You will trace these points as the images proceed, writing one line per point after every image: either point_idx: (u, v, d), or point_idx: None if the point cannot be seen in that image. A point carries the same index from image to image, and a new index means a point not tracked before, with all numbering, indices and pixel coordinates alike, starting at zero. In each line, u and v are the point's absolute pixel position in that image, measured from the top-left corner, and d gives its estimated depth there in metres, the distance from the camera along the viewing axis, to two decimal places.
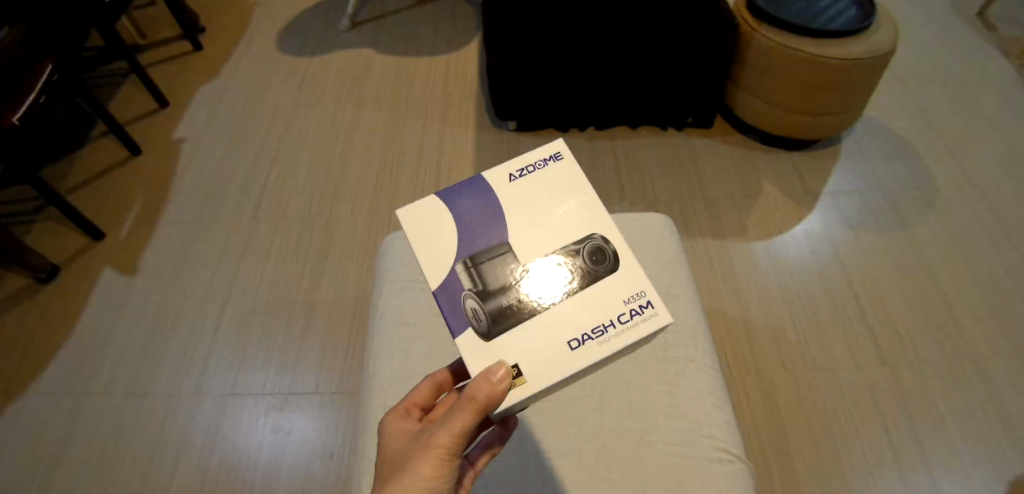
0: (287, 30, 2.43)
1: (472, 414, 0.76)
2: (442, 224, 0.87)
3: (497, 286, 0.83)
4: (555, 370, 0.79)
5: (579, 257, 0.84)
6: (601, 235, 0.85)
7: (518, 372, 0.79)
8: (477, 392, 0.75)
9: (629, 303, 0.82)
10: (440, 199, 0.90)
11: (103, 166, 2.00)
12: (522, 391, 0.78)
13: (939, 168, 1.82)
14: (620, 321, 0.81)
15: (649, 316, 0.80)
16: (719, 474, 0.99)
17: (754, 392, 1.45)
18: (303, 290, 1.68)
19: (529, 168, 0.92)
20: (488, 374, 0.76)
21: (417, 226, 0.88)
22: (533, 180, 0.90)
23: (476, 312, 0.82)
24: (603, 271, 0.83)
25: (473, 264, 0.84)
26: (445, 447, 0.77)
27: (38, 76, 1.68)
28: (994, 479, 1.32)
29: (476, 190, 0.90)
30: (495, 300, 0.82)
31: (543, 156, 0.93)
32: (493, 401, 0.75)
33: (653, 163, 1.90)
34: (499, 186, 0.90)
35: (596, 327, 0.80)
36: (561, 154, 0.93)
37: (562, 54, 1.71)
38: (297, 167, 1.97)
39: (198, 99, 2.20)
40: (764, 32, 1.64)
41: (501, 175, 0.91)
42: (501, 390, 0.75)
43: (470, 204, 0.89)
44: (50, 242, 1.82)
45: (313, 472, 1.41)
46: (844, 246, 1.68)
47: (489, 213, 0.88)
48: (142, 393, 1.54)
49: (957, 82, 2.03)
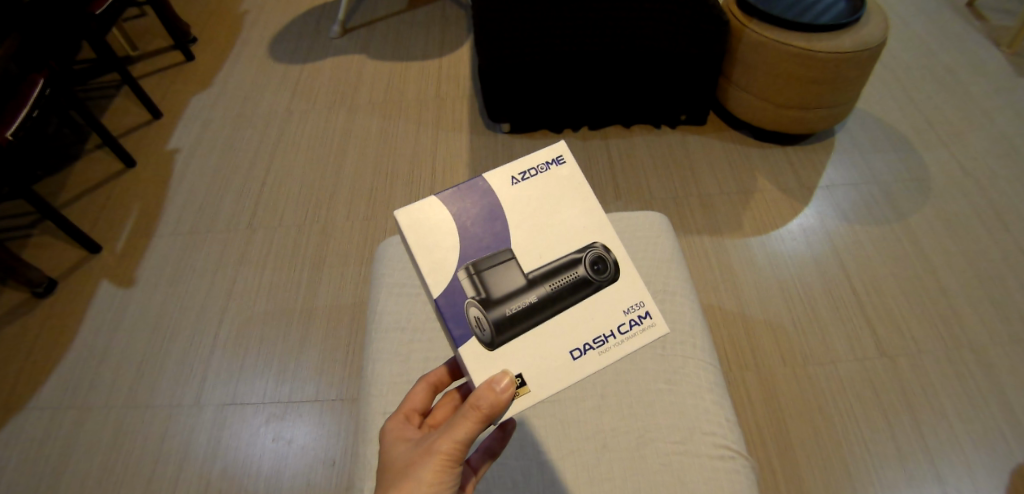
0: (278, 37, 2.43)
1: (475, 423, 0.77)
2: (444, 228, 0.86)
3: (500, 294, 0.83)
4: (558, 380, 0.81)
5: (581, 265, 0.85)
6: (603, 244, 0.86)
7: (522, 382, 0.81)
8: (481, 401, 0.77)
9: (628, 313, 0.84)
10: (440, 200, 0.88)
11: (97, 179, 2.00)
12: (524, 400, 0.80)
13: (933, 159, 1.82)
14: (619, 331, 0.83)
15: (647, 326, 0.83)
16: (721, 471, 1.00)
17: (754, 387, 1.46)
18: (302, 297, 1.68)
19: (531, 171, 0.90)
20: (492, 383, 0.77)
21: (418, 231, 0.86)
22: (536, 184, 0.89)
23: (480, 322, 0.82)
24: (604, 280, 0.85)
25: (476, 271, 0.84)
26: (446, 454, 0.77)
27: (30, 90, 1.68)
28: (994, 466, 1.33)
29: (479, 195, 0.88)
30: (498, 309, 0.83)
31: (546, 159, 0.92)
32: (495, 410, 0.77)
33: (648, 161, 1.90)
34: (501, 188, 0.89)
35: (596, 337, 0.83)
36: (563, 157, 0.92)
37: (552, 56, 1.72)
38: (291, 174, 1.97)
39: (190, 110, 2.20)
40: (755, 28, 1.65)
41: (503, 177, 0.90)
42: (504, 399, 0.77)
43: (473, 209, 0.87)
44: (46, 257, 1.82)
45: (315, 479, 1.41)
46: (840, 239, 1.68)
47: (490, 217, 0.87)
48: (143, 404, 1.54)
49: (948, 72, 2.04)
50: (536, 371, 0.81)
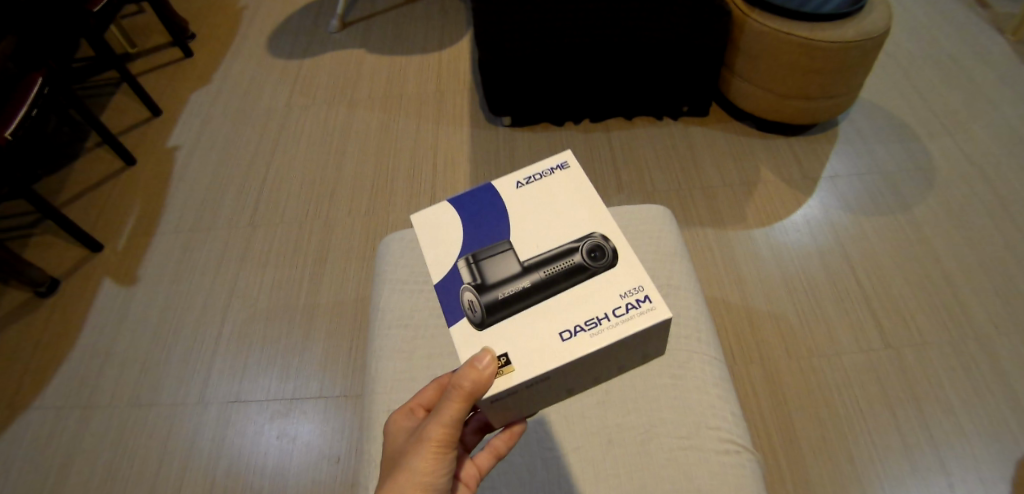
0: (276, 32, 2.41)
1: (461, 402, 0.77)
2: (450, 227, 0.89)
3: (495, 280, 0.83)
4: (545, 361, 0.78)
5: (578, 253, 0.84)
6: (602, 234, 0.85)
7: (506, 361, 0.78)
8: (463, 380, 0.76)
9: (625, 297, 0.81)
10: (450, 205, 0.92)
11: (98, 177, 1.99)
12: (508, 380, 0.78)
13: (937, 148, 1.81)
14: (614, 314, 0.80)
15: (645, 310, 0.80)
16: (727, 465, 0.99)
17: (759, 380, 1.45)
18: (304, 294, 1.68)
19: (536, 176, 0.93)
20: (474, 361, 0.76)
21: (426, 232, 0.90)
22: (539, 187, 0.91)
23: (472, 305, 0.82)
24: (600, 267, 0.83)
25: (474, 260, 0.86)
26: (437, 440, 0.78)
27: (28, 89, 1.67)
28: (1001, 458, 1.32)
29: (485, 197, 0.91)
30: (491, 293, 0.82)
31: (551, 165, 0.94)
32: (479, 388, 0.76)
33: (650, 154, 1.89)
34: (505, 192, 0.91)
35: (589, 318, 0.80)
36: (567, 163, 0.94)
37: (553, 48, 1.70)
38: (292, 170, 1.96)
39: (190, 107, 2.19)
40: (756, 18, 1.63)
41: (509, 182, 0.93)
42: (486, 376, 0.76)
43: (478, 209, 0.90)
44: (48, 256, 1.81)
45: (320, 475, 1.41)
46: (844, 230, 1.67)
47: (495, 216, 0.89)
48: (148, 403, 1.54)
49: (952, 60, 2.02)
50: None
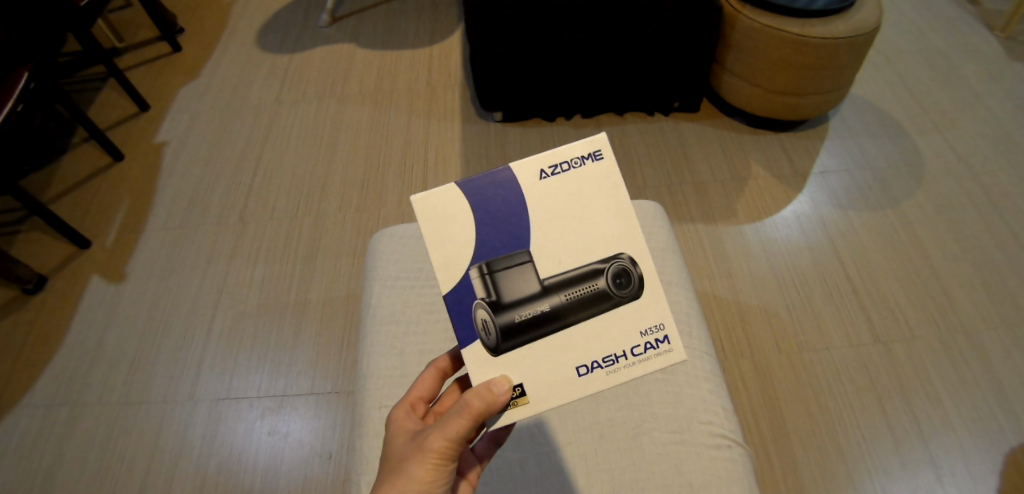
0: (266, 27, 2.39)
1: (468, 420, 0.78)
2: (460, 221, 0.84)
3: (511, 300, 0.83)
4: (559, 396, 0.82)
5: (603, 277, 0.84)
6: (629, 257, 0.85)
7: (521, 392, 0.82)
8: (476, 399, 0.78)
9: (646, 335, 0.84)
10: (461, 191, 0.85)
11: (85, 173, 1.97)
12: (522, 410, 0.82)
13: (927, 145, 1.82)
14: (632, 353, 0.84)
15: (662, 351, 0.84)
16: (719, 459, 1.00)
17: (749, 374, 1.46)
18: (294, 290, 1.67)
19: (564, 165, 0.86)
20: (490, 385, 0.79)
21: (437, 223, 0.84)
22: (567, 182, 0.86)
23: (487, 326, 0.82)
24: (625, 296, 0.84)
25: (489, 271, 0.83)
26: (439, 452, 0.79)
27: (14, 84, 1.64)
28: (988, 451, 1.34)
29: (505, 188, 0.85)
30: (506, 314, 0.82)
31: (583, 153, 0.87)
32: (490, 410, 0.78)
33: (642, 149, 1.89)
34: (528, 183, 0.85)
35: (607, 356, 0.83)
36: (601, 152, 0.87)
37: (544, 43, 1.70)
38: (282, 166, 1.95)
39: (178, 102, 2.16)
40: (748, 14, 1.63)
41: (533, 170, 0.86)
42: (500, 401, 0.79)
43: (494, 203, 0.85)
44: (35, 253, 1.79)
45: (312, 473, 1.41)
46: (834, 225, 1.68)
47: (510, 214, 0.85)
48: (137, 401, 1.53)
49: (941, 56, 2.03)
50: (538, 381, 0.82)
